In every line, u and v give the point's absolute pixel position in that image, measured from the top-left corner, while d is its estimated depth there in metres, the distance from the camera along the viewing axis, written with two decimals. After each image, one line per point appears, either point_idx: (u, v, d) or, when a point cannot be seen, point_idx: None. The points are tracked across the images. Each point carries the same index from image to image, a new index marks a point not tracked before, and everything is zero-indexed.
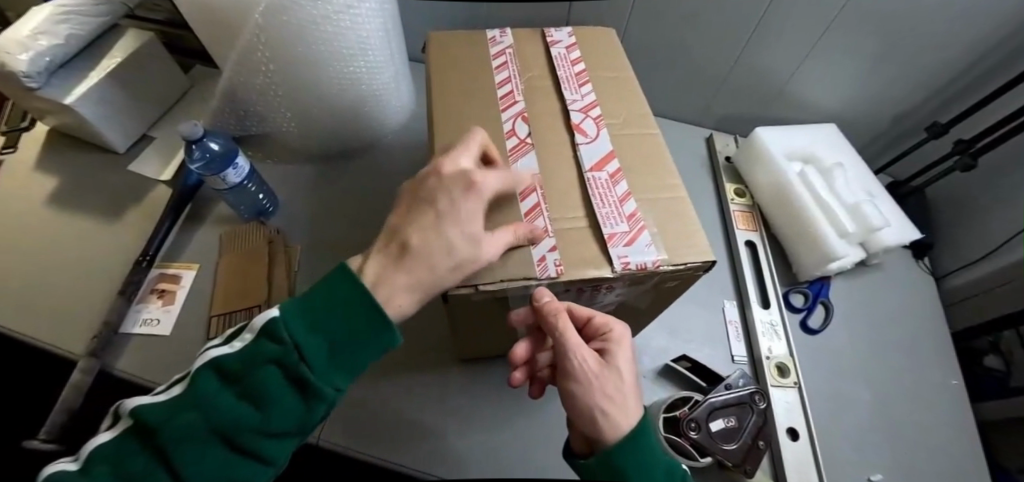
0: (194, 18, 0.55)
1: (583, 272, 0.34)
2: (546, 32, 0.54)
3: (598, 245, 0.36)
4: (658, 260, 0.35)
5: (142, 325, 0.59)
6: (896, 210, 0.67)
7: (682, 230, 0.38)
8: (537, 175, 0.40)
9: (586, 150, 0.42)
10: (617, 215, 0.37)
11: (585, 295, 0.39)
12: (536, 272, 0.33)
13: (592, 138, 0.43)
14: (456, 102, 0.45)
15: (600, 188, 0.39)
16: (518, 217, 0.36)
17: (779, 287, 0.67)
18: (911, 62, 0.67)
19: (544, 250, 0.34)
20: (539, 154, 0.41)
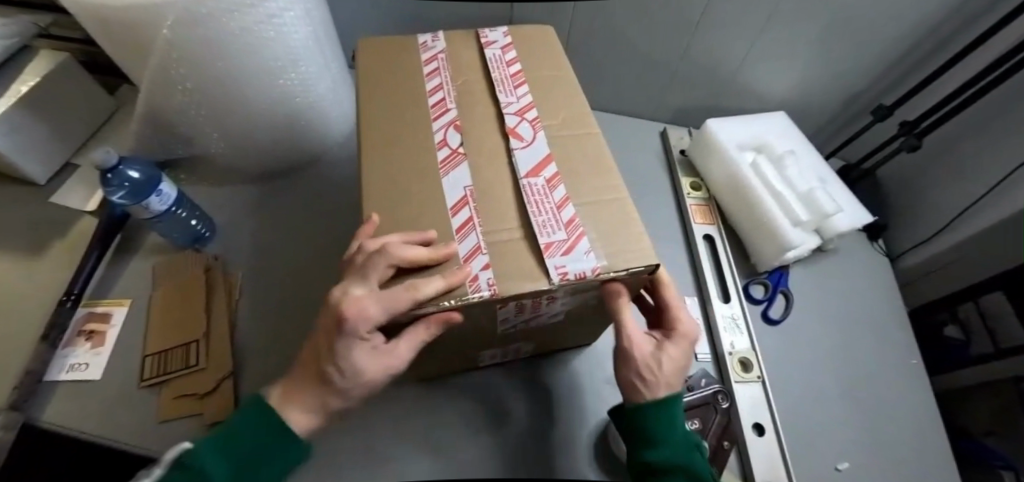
0: (100, 37, 0.50)
1: (519, 285, 0.31)
2: (480, 33, 0.52)
3: (535, 255, 0.34)
4: (599, 267, 0.33)
5: (69, 371, 0.54)
6: (848, 194, 0.68)
7: (625, 237, 0.36)
8: (470, 187, 0.37)
9: (522, 156, 0.40)
10: (555, 222, 0.36)
11: (528, 309, 0.36)
12: (467, 291, 0.30)
13: (529, 143, 0.41)
14: (383, 110, 0.43)
15: (536, 195, 0.37)
16: (450, 234, 0.34)
17: (739, 279, 0.66)
18: (855, 48, 0.67)
19: (477, 268, 0.32)
20: (471, 164, 0.39)
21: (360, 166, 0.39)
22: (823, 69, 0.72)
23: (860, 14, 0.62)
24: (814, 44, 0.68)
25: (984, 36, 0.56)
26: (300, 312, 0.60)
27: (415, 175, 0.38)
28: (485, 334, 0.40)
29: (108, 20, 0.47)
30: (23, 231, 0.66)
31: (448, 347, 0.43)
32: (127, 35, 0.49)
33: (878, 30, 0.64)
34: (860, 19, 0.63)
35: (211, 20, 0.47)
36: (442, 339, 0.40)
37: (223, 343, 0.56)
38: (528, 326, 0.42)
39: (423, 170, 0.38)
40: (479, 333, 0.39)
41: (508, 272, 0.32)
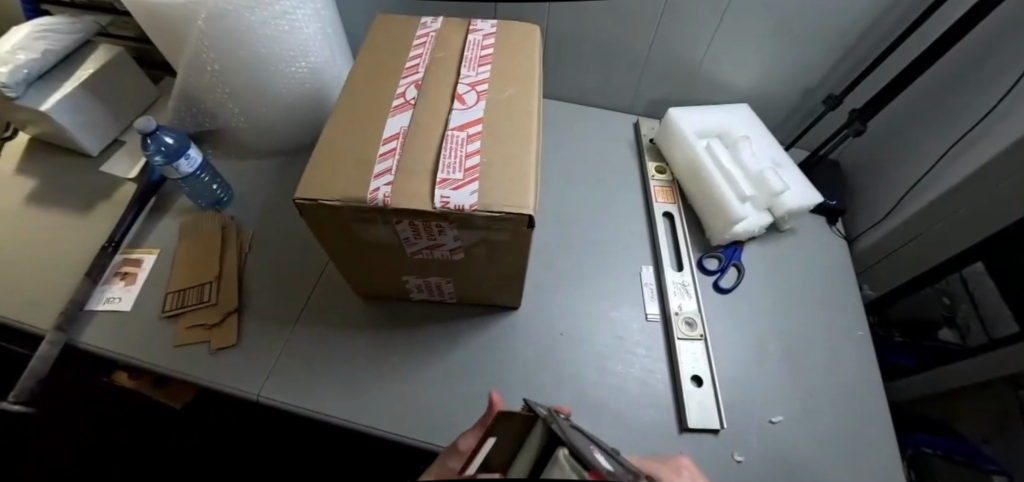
0: (149, 28, 0.62)
1: (405, 204, 0.44)
2: (471, 22, 0.62)
3: (431, 185, 0.45)
4: (473, 203, 0.43)
5: (105, 302, 0.65)
6: (799, 176, 0.73)
7: (512, 185, 0.46)
8: (405, 127, 0.50)
9: (458, 114, 0.51)
10: (458, 166, 0.47)
11: (425, 233, 0.47)
12: (368, 199, 0.44)
13: (469, 107, 0.52)
14: (369, 77, 0.55)
15: (454, 143, 0.48)
16: (375, 159, 0.47)
17: (693, 252, 0.72)
18: (804, 45, 0.73)
19: (381, 184, 0.45)
20: (415, 112, 0.51)
21: (336, 110, 0.52)
22: (778, 66, 0.78)
23: (803, 14, 0.68)
24: (767, 41, 0.74)
25: (912, 28, 0.62)
26: (299, 264, 0.70)
27: (375, 121, 0.51)
28: (402, 255, 0.52)
29: (156, 14, 0.59)
30: (75, 194, 0.78)
31: (392, 266, 0.55)
32: (168, 26, 0.60)
33: (826, 29, 0.70)
34: (806, 17, 0.69)
35: (237, 13, 0.58)
36: (378, 252, 0.52)
37: (232, 286, 0.65)
38: (442, 257, 0.52)
39: (379, 111, 0.52)
40: (395, 251, 0.51)
41: (403, 195, 0.44)
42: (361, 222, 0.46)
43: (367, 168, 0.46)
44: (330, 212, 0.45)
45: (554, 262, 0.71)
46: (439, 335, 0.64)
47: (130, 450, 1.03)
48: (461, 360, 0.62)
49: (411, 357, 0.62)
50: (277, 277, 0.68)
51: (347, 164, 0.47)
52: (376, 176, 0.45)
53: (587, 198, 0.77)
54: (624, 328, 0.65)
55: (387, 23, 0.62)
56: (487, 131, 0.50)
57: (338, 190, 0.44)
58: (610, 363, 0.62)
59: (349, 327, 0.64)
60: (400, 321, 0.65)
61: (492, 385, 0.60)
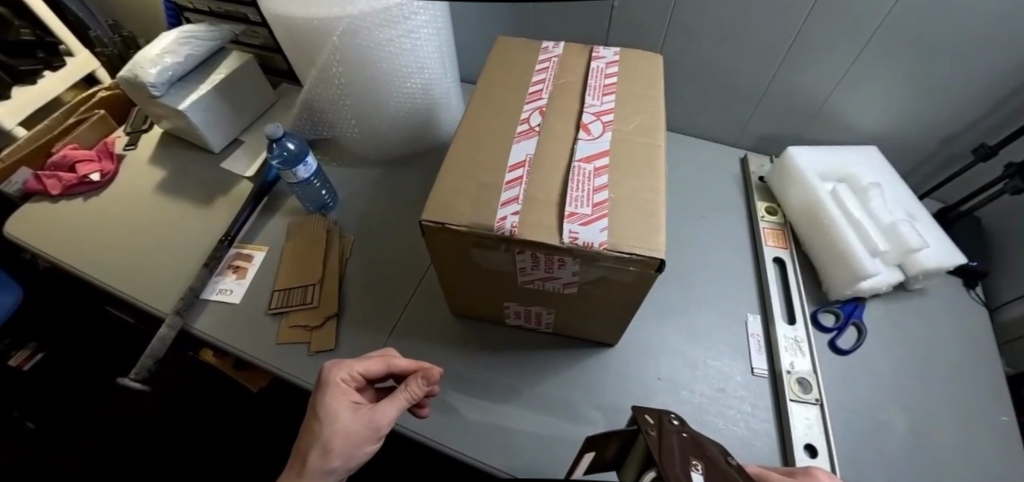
0: (285, 41, 0.66)
1: (533, 235, 0.43)
2: (594, 48, 0.61)
3: (559, 218, 0.44)
4: (604, 242, 0.42)
5: (218, 293, 0.69)
6: (939, 233, 0.65)
7: (642, 225, 0.43)
8: (530, 155, 0.49)
9: (584, 145, 0.50)
10: (586, 200, 0.45)
11: (544, 266, 0.46)
12: (495, 228, 0.43)
13: (595, 138, 0.50)
14: (493, 99, 0.55)
15: (581, 176, 0.47)
16: (500, 184, 0.47)
17: (807, 305, 0.66)
18: (952, 87, 0.66)
19: (508, 213, 0.44)
20: (540, 139, 0.50)
21: (459, 131, 0.53)
22: (916, 106, 0.71)
23: (958, 50, 0.61)
24: (907, 78, 0.67)
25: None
26: (394, 273, 0.71)
27: (498, 145, 0.50)
28: (513, 283, 0.50)
29: (294, 31, 0.63)
30: (199, 187, 0.85)
31: (499, 291, 0.54)
32: (303, 42, 0.64)
33: (982, 70, 0.62)
34: (961, 54, 0.61)
35: (368, 31, 0.61)
36: (486, 276, 0.51)
37: (332, 291, 0.68)
38: (554, 289, 0.50)
39: (503, 135, 0.51)
40: (507, 278, 0.50)
41: (530, 226, 0.43)
42: (482, 248, 0.46)
43: (493, 193, 0.46)
44: (452, 236, 0.45)
45: (650, 299, 0.68)
46: (528, 363, 0.62)
47: (216, 425, 1.12)
48: (549, 392, 0.60)
49: (498, 382, 0.61)
50: (373, 286, 0.69)
51: (471, 189, 0.46)
52: (503, 204, 0.45)
53: (687, 234, 0.74)
54: (725, 380, 0.61)
55: (505, 44, 0.62)
56: (613, 164, 0.48)
57: (465, 217, 0.44)
58: (710, 417, 0.58)
59: (439, 343, 0.64)
60: (491, 344, 0.64)
61: (578, 423, 0.58)
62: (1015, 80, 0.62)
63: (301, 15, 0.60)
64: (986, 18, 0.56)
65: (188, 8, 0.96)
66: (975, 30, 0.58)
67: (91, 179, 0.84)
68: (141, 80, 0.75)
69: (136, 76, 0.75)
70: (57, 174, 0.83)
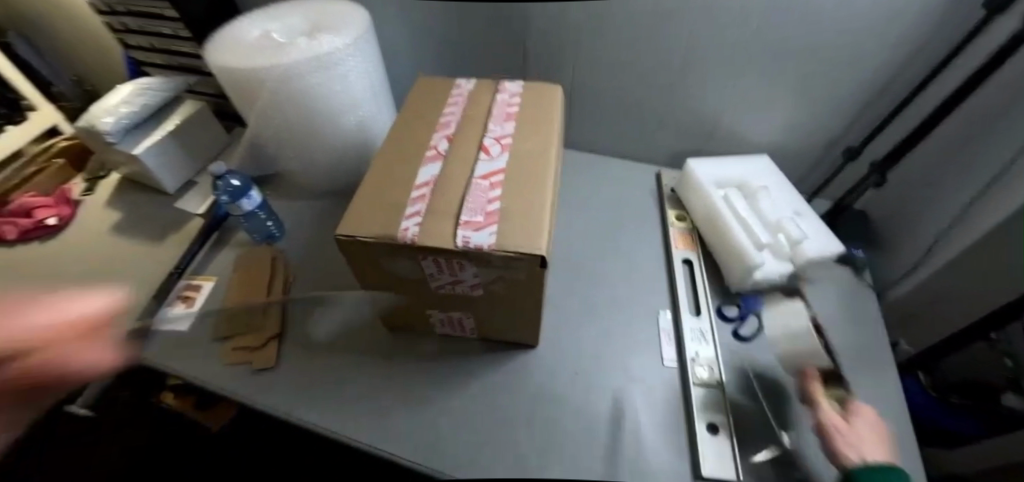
0: (228, 88, 0.73)
1: (431, 241, 0.49)
2: (501, 84, 0.70)
3: (455, 226, 0.50)
4: (491, 243, 0.48)
5: (167, 322, 0.73)
6: (820, 226, 0.73)
7: (527, 227, 0.50)
8: (436, 176, 0.56)
9: (484, 165, 0.57)
10: (480, 210, 0.52)
11: (447, 269, 0.52)
12: (399, 236, 0.49)
13: (494, 157, 0.58)
14: (409, 130, 0.63)
15: (478, 190, 0.54)
16: (407, 200, 0.53)
17: (712, 299, 0.73)
18: (815, 100, 0.77)
19: (410, 224, 0.50)
20: (445, 162, 0.58)
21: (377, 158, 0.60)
22: (794, 119, 0.81)
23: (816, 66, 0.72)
24: (782, 93, 0.78)
25: (938, 71, 0.64)
26: (336, 294, 0.76)
27: (410, 169, 0.58)
28: (426, 289, 0.56)
29: (234, 79, 0.70)
30: (152, 227, 0.89)
31: (417, 298, 0.59)
32: (242, 89, 0.71)
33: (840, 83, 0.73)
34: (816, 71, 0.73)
35: (301, 76, 0.69)
36: (403, 284, 0.56)
37: (275, 313, 0.72)
38: (464, 293, 0.56)
39: (415, 161, 0.59)
40: (419, 284, 0.55)
41: (430, 233, 0.49)
42: (391, 257, 0.52)
43: (399, 210, 0.52)
44: (364, 248, 0.51)
45: (573, 303, 0.73)
46: (458, 367, 0.67)
47: None
48: (479, 393, 0.65)
49: (431, 387, 0.65)
50: (317, 307, 0.74)
51: (382, 206, 0.53)
52: (406, 216, 0.51)
53: (606, 243, 0.81)
54: (640, 370, 0.66)
55: (426, 83, 0.71)
56: (508, 178, 0.56)
57: (373, 231, 0.50)
58: (625, 405, 0.63)
59: (377, 355, 0.69)
60: (424, 353, 0.69)
61: (505, 419, 0.62)
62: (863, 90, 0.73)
63: (240, 64, 0.68)
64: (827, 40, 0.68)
65: (145, 63, 1.04)
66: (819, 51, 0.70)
67: (48, 223, 0.88)
68: (98, 129, 0.81)
69: (93, 125, 0.81)
70: (13, 221, 0.87)
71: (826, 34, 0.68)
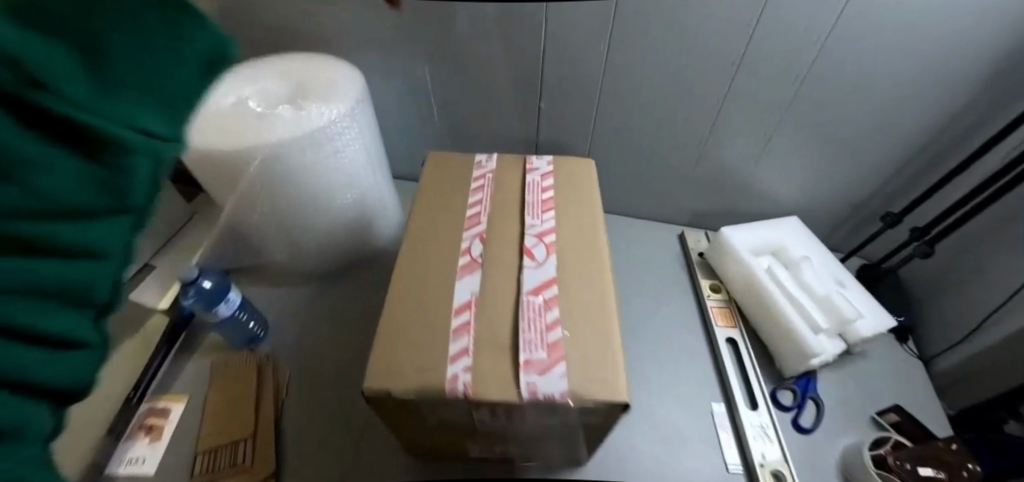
0: (196, 169, 0.61)
1: (488, 393, 0.40)
2: (527, 159, 0.61)
3: (515, 369, 0.41)
4: (565, 392, 0.40)
5: (128, 465, 0.59)
6: (869, 297, 0.68)
7: (601, 361, 0.42)
8: (476, 293, 0.46)
9: (530, 274, 0.48)
10: (539, 341, 0.43)
11: (504, 417, 0.43)
12: (447, 389, 0.40)
13: (540, 264, 0.49)
14: (430, 227, 0.53)
15: (531, 312, 0.45)
16: (446, 335, 0.43)
17: (765, 384, 0.67)
18: (846, 161, 0.74)
19: (458, 368, 0.41)
20: (483, 272, 0.48)
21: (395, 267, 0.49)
22: (824, 179, 0.78)
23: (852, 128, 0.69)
24: (814, 154, 0.74)
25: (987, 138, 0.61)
26: (342, 408, 0.65)
27: (440, 283, 0.47)
28: (472, 431, 0.47)
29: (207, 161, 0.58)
30: None
31: (456, 437, 0.50)
32: (217, 170, 0.59)
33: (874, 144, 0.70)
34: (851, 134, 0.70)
35: (292, 156, 0.58)
36: (444, 427, 0.47)
37: (268, 442, 0.60)
38: (517, 432, 0.47)
39: (445, 270, 0.48)
40: (465, 428, 0.46)
41: (486, 381, 0.40)
42: (435, 407, 0.42)
43: (440, 348, 0.42)
44: (401, 401, 0.41)
45: None
46: None
47: None
48: None
49: None
50: (320, 428, 0.62)
51: (417, 342, 0.43)
52: (452, 358, 0.42)
53: (640, 322, 0.74)
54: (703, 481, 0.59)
55: (438, 160, 0.61)
56: (564, 291, 0.47)
57: (412, 382, 0.40)
58: None
59: None
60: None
61: None
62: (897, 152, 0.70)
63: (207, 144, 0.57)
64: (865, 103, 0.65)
65: None
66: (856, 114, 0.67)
67: None
68: None
69: None
70: None
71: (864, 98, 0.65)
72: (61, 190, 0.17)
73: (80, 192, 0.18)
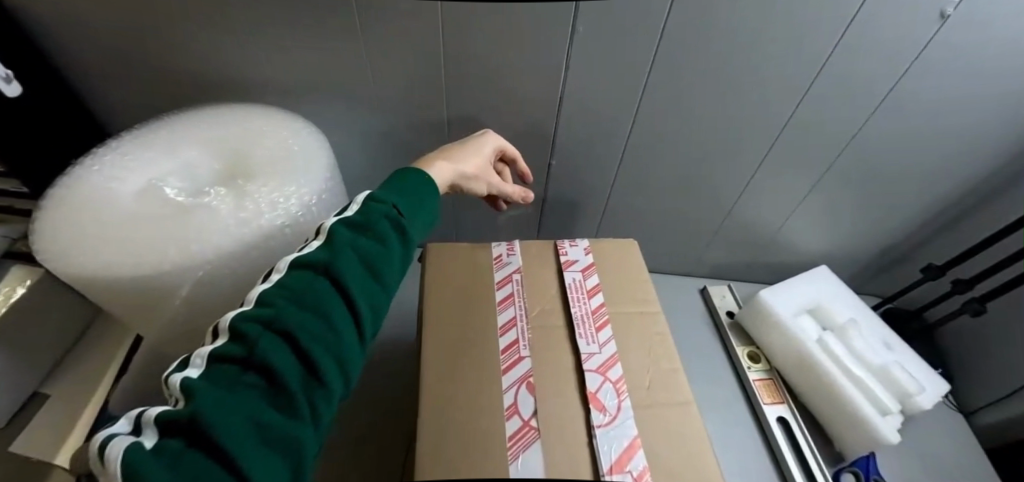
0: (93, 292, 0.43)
1: None
2: (559, 247, 0.50)
3: None
4: None
5: None
6: (921, 365, 0.63)
7: None
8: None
9: (604, 438, 0.36)
10: None
11: None
12: None
13: (613, 417, 0.38)
14: (457, 372, 0.40)
15: None
16: None
17: (828, 470, 0.60)
18: (875, 208, 0.69)
19: None
20: (543, 444, 0.36)
21: (417, 451, 0.35)
22: (849, 227, 0.73)
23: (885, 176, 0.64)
24: (846, 204, 0.69)
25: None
26: None
27: (486, 469, 0.34)
28: None
29: (113, 286, 0.42)
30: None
31: None
32: (128, 292, 0.42)
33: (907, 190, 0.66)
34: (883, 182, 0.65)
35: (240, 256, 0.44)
36: None
37: None
38: None
39: (491, 446, 0.35)
40: None
41: None
42: None
43: None
44: None
45: None
46: None
47: None
48: None
49: None
50: None
51: None
52: None
53: None
54: None
55: (451, 261, 0.48)
56: (654, 456, 0.36)
57: None
58: None
59: None
60: None
61: None
62: (928, 199, 0.67)
63: (131, 274, 0.41)
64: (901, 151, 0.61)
65: None
66: (891, 161, 0.62)
67: None
68: None
69: None
70: None
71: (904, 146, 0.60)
72: (232, 432, 0.22)
73: (290, 373, 0.25)
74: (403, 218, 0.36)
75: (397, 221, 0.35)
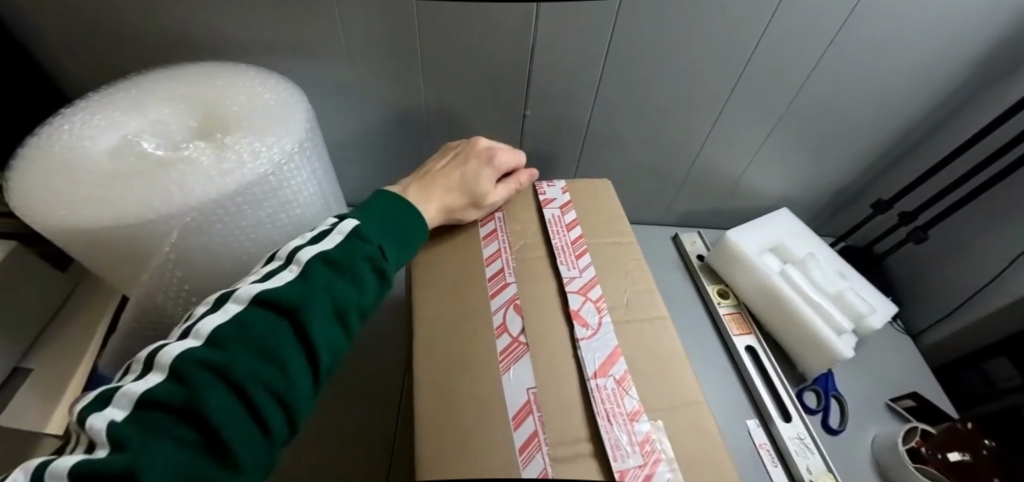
0: (74, 245, 0.43)
1: None
2: (538, 189, 0.52)
3: None
4: None
5: None
6: (870, 288, 0.70)
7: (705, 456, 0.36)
8: (533, 387, 0.36)
9: (587, 349, 0.39)
10: (627, 442, 0.34)
11: None
12: None
13: (595, 331, 0.41)
14: (447, 301, 0.42)
15: (607, 401, 0.36)
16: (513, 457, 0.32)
17: (791, 389, 0.66)
18: (830, 150, 0.74)
19: None
20: (532, 356, 0.38)
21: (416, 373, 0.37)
22: (807, 171, 0.78)
23: (839, 118, 0.69)
24: (803, 148, 0.74)
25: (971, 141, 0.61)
26: None
27: (482, 378, 0.37)
28: None
29: (96, 235, 0.41)
30: None
31: None
32: (112, 242, 0.42)
33: (858, 132, 0.71)
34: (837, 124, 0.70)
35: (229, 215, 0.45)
36: None
37: None
38: None
39: (484, 361, 0.38)
40: None
41: None
42: None
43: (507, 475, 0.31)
44: None
45: None
46: None
47: None
48: None
49: None
50: None
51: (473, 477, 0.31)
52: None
53: None
54: None
55: None
56: (632, 362, 0.40)
57: None
58: None
59: None
60: None
61: None
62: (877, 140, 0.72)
63: (116, 221, 0.41)
64: (854, 94, 0.65)
65: None
66: (844, 104, 0.66)
67: None
68: None
69: None
70: None
71: (855, 89, 0.64)
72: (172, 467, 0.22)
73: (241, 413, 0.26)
74: (386, 261, 0.37)
75: (377, 263, 0.37)
